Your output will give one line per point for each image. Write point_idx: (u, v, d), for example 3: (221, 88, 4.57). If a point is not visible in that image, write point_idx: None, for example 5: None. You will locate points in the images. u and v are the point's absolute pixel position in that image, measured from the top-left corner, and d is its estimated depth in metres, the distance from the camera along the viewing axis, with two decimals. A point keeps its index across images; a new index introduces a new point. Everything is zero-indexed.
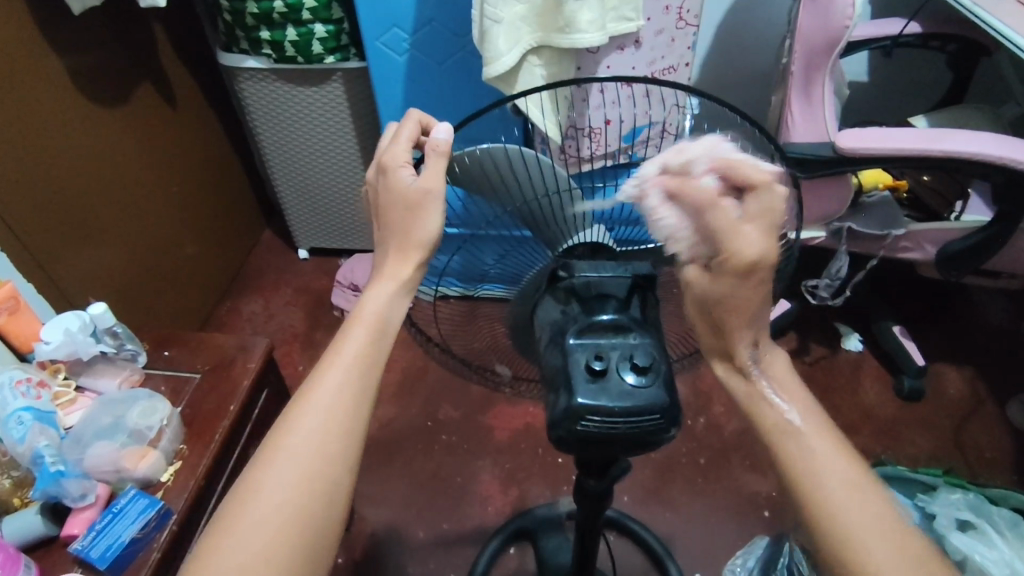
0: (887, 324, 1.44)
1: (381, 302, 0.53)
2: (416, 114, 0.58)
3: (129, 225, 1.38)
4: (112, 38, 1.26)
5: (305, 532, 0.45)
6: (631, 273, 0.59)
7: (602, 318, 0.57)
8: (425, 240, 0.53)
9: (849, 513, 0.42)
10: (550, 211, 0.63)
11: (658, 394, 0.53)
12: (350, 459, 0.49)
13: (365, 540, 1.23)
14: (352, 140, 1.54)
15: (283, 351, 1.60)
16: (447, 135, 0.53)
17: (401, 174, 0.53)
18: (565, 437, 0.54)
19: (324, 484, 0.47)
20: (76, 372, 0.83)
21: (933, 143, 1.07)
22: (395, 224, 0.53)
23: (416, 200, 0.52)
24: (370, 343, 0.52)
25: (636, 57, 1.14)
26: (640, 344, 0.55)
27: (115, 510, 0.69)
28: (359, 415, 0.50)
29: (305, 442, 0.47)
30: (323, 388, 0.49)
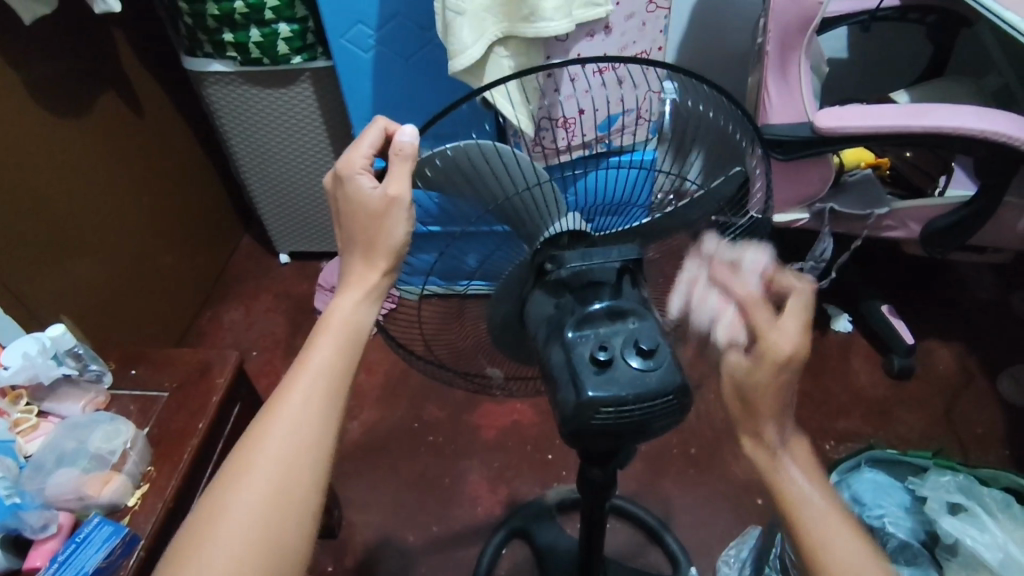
0: (875, 303, 1.42)
1: (348, 310, 0.50)
2: (382, 118, 0.52)
3: (98, 239, 1.34)
4: (67, 48, 1.23)
5: (274, 554, 0.44)
6: (619, 257, 0.55)
7: (596, 307, 0.54)
8: (391, 247, 0.50)
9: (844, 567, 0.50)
10: (528, 207, 0.56)
11: (670, 374, 0.51)
12: (316, 478, 0.46)
13: (354, 548, 1.22)
14: (325, 141, 1.51)
15: (266, 358, 1.57)
16: (411, 139, 0.48)
17: (360, 181, 0.50)
18: (577, 432, 0.52)
19: (291, 506, 0.45)
20: (38, 397, 0.80)
21: (916, 118, 1.05)
22: (358, 232, 0.50)
23: (381, 207, 0.49)
24: (338, 355, 0.49)
25: (606, 43, 1.11)
26: (643, 326, 0.53)
27: (78, 539, 0.66)
28: (325, 431, 0.47)
29: (270, 462, 0.45)
30: (286, 407, 0.47)
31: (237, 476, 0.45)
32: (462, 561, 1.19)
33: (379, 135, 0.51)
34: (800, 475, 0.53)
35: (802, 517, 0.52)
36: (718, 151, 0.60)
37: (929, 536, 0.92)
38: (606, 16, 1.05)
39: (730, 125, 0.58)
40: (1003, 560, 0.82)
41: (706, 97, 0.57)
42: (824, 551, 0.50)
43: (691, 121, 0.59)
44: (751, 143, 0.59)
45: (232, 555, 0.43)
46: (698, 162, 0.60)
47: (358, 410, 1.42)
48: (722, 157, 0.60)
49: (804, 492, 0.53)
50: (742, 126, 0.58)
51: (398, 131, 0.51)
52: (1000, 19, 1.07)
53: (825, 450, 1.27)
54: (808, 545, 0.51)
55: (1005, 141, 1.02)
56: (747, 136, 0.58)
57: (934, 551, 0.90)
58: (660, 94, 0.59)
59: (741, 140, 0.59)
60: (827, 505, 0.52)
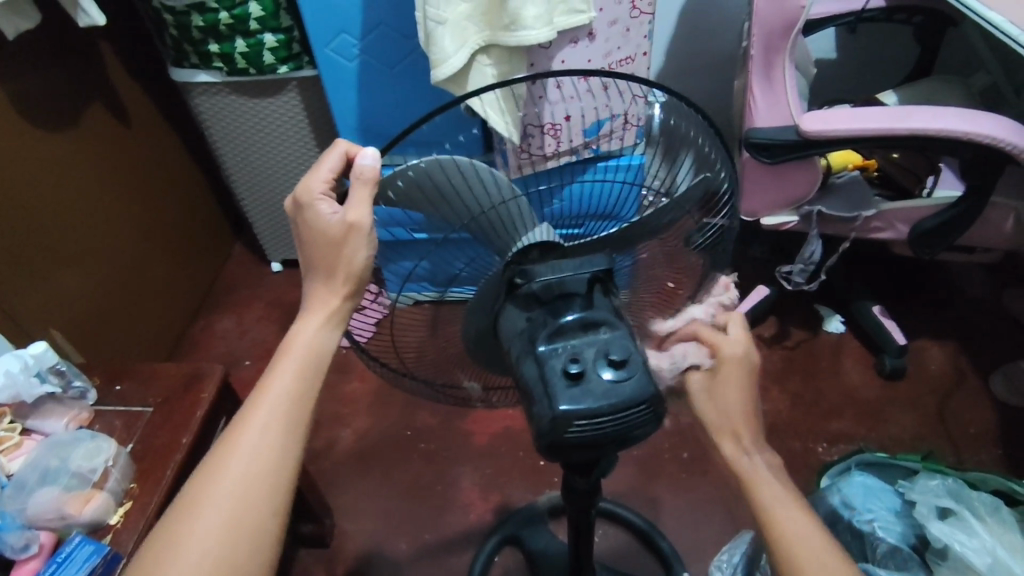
0: (866, 303, 1.41)
1: (312, 332, 0.50)
2: (342, 143, 0.52)
3: (87, 251, 1.34)
4: (52, 62, 1.23)
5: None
6: (591, 268, 0.56)
7: (569, 319, 0.54)
8: (354, 269, 0.50)
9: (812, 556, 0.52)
10: (501, 223, 0.55)
11: (644, 383, 0.51)
12: (281, 500, 0.47)
13: (347, 557, 1.21)
14: (313, 149, 1.51)
15: (258, 367, 1.57)
16: (372, 162, 0.48)
17: (320, 208, 0.50)
18: (551, 446, 0.51)
19: (257, 528, 0.45)
20: (22, 415, 0.80)
21: (898, 121, 1.04)
22: (320, 258, 0.50)
23: (339, 234, 0.49)
24: (302, 374, 0.50)
25: (591, 50, 1.11)
26: (615, 337, 0.53)
27: (59, 558, 0.66)
28: (290, 451, 0.48)
29: (235, 485, 0.46)
30: (250, 429, 0.47)
31: (201, 500, 0.45)
32: (454, 568, 1.19)
33: (338, 160, 0.51)
34: (776, 481, 0.57)
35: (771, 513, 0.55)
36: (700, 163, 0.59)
37: (920, 540, 0.91)
38: (589, 23, 1.05)
39: (707, 145, 0.58)
40: (991, 565, 0.81)
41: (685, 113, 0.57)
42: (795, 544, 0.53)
43: (672, 129, 0.58)
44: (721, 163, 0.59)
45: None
46: (685, 168, 0.60)
47: (351, 418, 1.42)
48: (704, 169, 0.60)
49: (776, 492, 0.56)
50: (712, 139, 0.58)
51: (358, 154, 0.51)
52: (984, 20, 1.07)
53: (817, 453, 1.27)
54: (775, 536, 0.54)
55: (989, 142, 1.01)
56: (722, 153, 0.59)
57: (924, 556, 0.89)
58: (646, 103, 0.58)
59: (709, 151, 0.59)
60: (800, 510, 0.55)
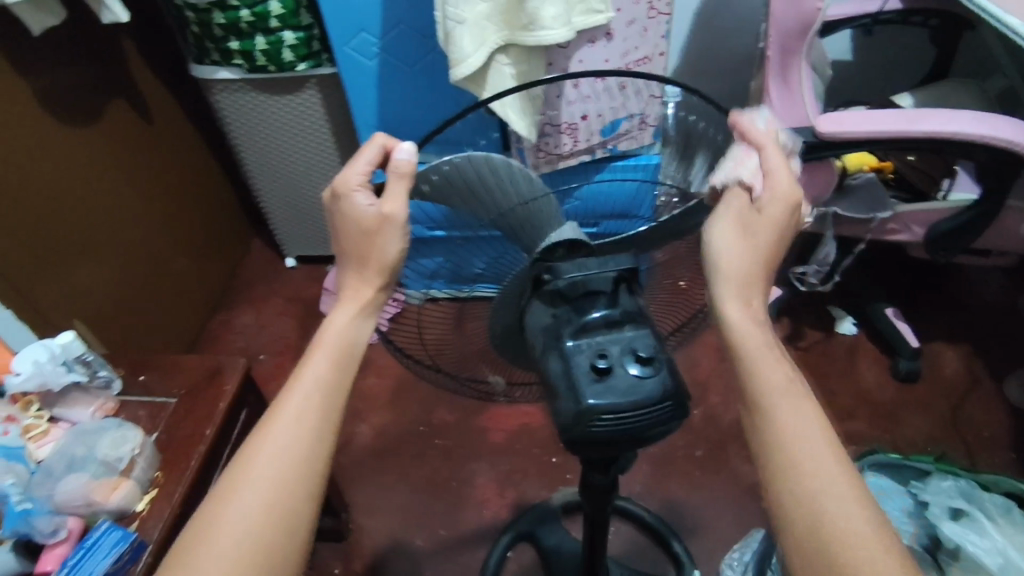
0: (880, 305, 1.42)
1: (344, 325, 0.53)
2: (379, 137, 0.53)
3: (109, 245, 1.36)
4: (78, 58, 1.25)
5: (268, 562, 0.45)
6: (615, 267, 0.55)
7: (595, 316, 0.54)
8: (384, 261, 0.53)
9: (818, 472, 0.46)
10: (525, 222, 0.56)
11: (666, 383, 0.52)
12: (314, 488, 0.48)
13: (362, 552, 1.23)
14: (331, 146, 1.53)
15: (274, 362, 1.58)
16: (408, 155, 0.50)
17: (355, 198, 0.52)
18: (576, 440, 0.52)
19: (287, 514, 0.46)
20: (49, 403, 0.82)
21: (912, 124, 1.04)
22: (351, 248, 0.53)
23: (373, 226, 0.52)
24: (333, 367, 0.51)
25: (609, 49, 1.12)
26: (638, 335, 0.53)
27: (87, 544, 0.68)
28: (321, 441, 0.49)
29: (268, 469, 0.47)
30: (282, 418, 0.48)
31: (234, 484, 0.47)
32: (470, 563, 1.20)
33: (377, 153, 0.53)
34: (782, 367, 0.52)
35: (776, 403, 0.49)
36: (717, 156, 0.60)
37: (932, 541, 0.91)
38: (607, 23, 1.05)
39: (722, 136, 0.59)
40: (1002, 564, 0.82)
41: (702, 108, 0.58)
42: (795, 442, 0.48)
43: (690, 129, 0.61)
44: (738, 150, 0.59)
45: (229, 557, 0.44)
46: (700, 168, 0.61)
47: (366, 413, 1.43)
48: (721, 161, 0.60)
49: (778, 380, 0.51)
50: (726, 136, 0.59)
51: (396, 147, 0.52)
52: (1001, 22, 1.07)
53: None
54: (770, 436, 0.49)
55: (1008, 146, 1.02)
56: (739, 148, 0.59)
57: (936, 556, 0.89)
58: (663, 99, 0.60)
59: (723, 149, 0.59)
60: (808, 404, 0.50)
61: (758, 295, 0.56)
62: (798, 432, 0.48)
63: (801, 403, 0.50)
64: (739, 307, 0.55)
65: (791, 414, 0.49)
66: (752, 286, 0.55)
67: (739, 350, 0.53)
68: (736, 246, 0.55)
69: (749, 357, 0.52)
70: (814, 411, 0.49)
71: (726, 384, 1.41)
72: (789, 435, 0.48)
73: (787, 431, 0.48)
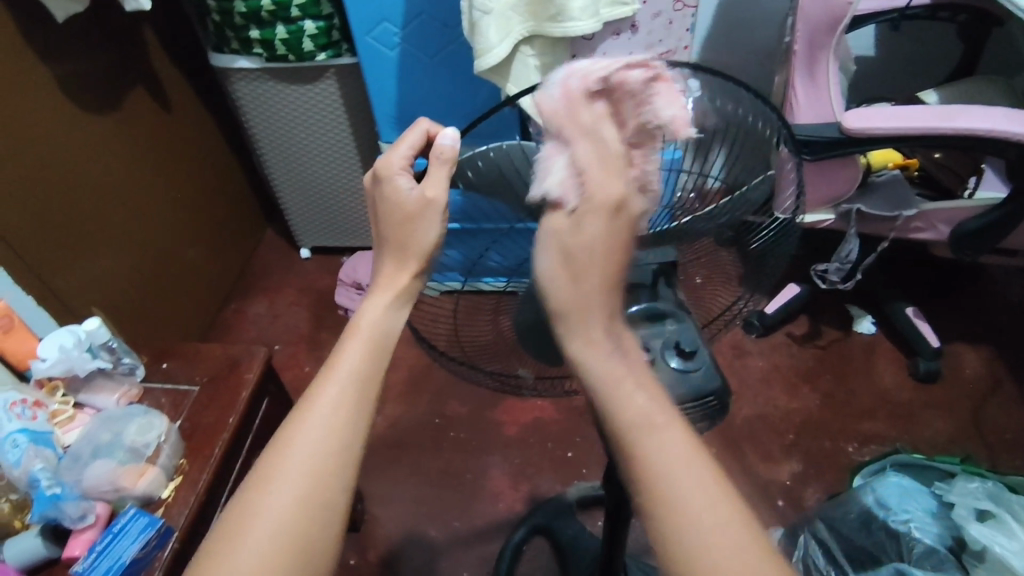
0: (900, 305, 1.40)
1: (379, 313, 0.52)
2: (423, 122, 0.56)
3: (127, 233, 1.36)
4: (100, 46, 1.25)
5: (304, 557, 0.44)
6: (659, 259, 0.57)
7: (634, 310, 0.54)
8: (423, 249, 0.53)
9: (686, 506, 0.39)
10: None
11: (710, 376, 0.52)
12: (345, 482, 0.47)
13: (377, 542, 1.23)
14: (348, 137, 1.52)
15: (288, 353, 1.59)
16: (451, 141, 0.52)
17: (398, 181, 0.54)
18: None
19: (323, 507, 0.45)
20: (74, 389, 0.83)
21: (943, 121, 1.03)
22: (391, 235, 0.54)
23: (414, 211, 0.53)
24: (368, 356, 0.51)
25: (633, 42, 1.11)
26: (682, 328, 0.53)
27: (116, 529, 0.69)
28: (353, 432, 0.48)
29: (301, 461, 0.46)
30: (316, 408, 0.48)
31: (269, 477, 0.46)
32: (484, 557, 1.20)
33: (419, 138, 0.55)
34: (638, 395, 0.43)
35: (643, 443, 0.41)
36: (743, 136, 0.60)
37: (956, 542, 0.90)
38: (633, 15, 1.04)
39: (761, 122, 0.59)
40: None
41: (727, 87, 0.57)
42: (673, 485, 0.39)
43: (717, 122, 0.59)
44: (773, 124, 0.58)
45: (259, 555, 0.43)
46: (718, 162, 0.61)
47: (381, 405, 1.43)
48: (752, 142, 0.60)
49: (636, 407, 0.43)
50: (768, 119, 0.58)
51: (438, 133, 0.56)
52: None
53: (847, 453, 1.26)
54: (643, 472, 0.41)
55: None
56: (773, 125, 0.58)
57: (960, 558, 0.88)
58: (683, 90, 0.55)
59: (764, 131, 0.59)
60: (673, 427, 0.42)
61: (605, 320, 0.46)
62: (666, 460, 0.41)
63: (665, 427, 0.42)
64: (587, 343, 0.46)
65: (656, 442, 0.41)
66: (598, 315, 0.46)
67: (595, 391, 0.44)
68: (565, 281, 0.46)
69: (606, 395, 0.44)
70: (681, 432, 0.42)
71: (743, 381, 1.40)
72: (655, 467, 0.40)
73: (654, 463, 0.41)
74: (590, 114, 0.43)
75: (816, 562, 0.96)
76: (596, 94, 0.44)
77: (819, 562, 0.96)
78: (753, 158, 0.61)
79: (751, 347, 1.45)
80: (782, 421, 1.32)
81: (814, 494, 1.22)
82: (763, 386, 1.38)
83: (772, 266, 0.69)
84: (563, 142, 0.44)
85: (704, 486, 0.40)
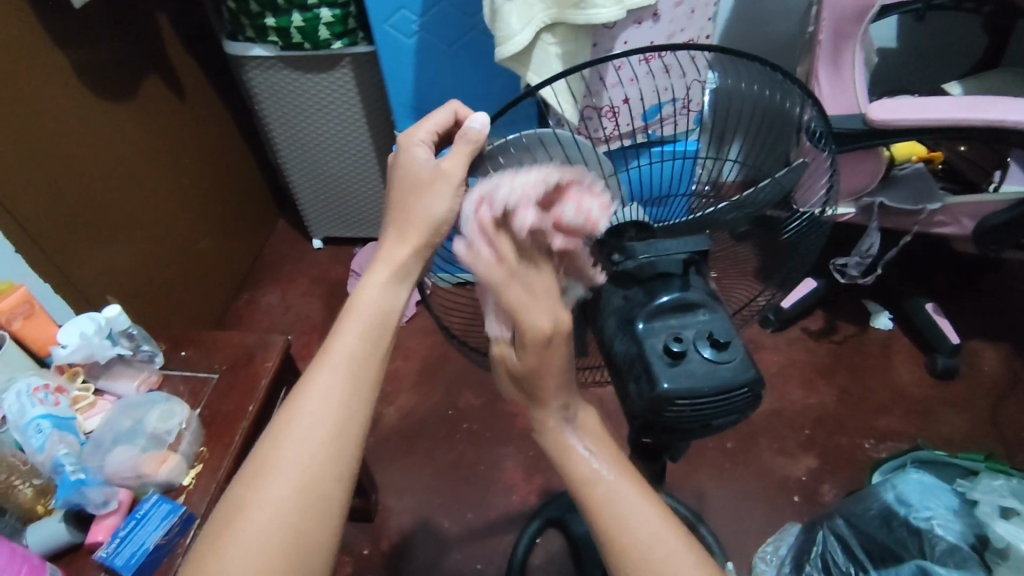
0: (919, 301, 1.39)
1: (378, 293, 0.52)
2: (454, 104, 0.57)
3: (141, 221, 1.36)
4: (115, 32, 1.24)
5: (302, 547, 0.44)
6: (687, 249, 0.55)
7: (664, 300, 0.53)
8: (428, 220, 0.52)
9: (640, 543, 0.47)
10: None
11: (744, 368, 0.50)
12: (344, 468, 0.47)
13: (390, 533, 1.23)
14: (362, 127, 1.51)
15: (301, 343, 1.59)
16: (480, 125, 0.51)
17: (416, 152, 0.53)
18: (651, 422, 0.52)
19: (326, 491, 0.46)
20: (94, 375, 0.83)
21: (973, 112, 1.01)
22: (399, 205, 0.53)
23: (428, 178, 0.52)
24: (364, 339, 0.50)
25: (654, 31, 1.09)
26: (713, 319, 0.53)
27: (138, 516, 0.69)
28: (351, 416, 0.48)
29: (304, 446, 0.46)
30: (312, 394, 0.48)
31: (271, 460, 0.46)
32: (497, 548, 1.20)
33: (448, 118, 0.56)
34: (588, 454, 0.51)
35: (590, 495, 0.49)
36: (767, 121, 0.61)
37: (979, 540, 0.88)
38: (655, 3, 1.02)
39: (788, 102, 0.59)
40: None
41: (762, 72, 0.59)
42: (618, 529, 0.47)
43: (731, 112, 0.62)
44: (801, 101, 0.58)
45: (260, 545, 0.43)
46: (734, 154, 0.62)
47: (394, 396, 1.43)
48: (777, 128, 0.61)
49: (587, 469, 0.50)
50: (794, 97, 0.58)
51: (467, 115, 0.56)
52: None
53: (864, 449, 1.25)
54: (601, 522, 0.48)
55: None
56: (798, 100, 0.58)
57: (983, 555, 0.87)
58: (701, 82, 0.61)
59: (789, 105, 0.59)
60: (617, 476, 0.50)
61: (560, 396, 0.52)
62: (618, 509, 0.48)
63: (613, 477, 0.50)
64: (547, 421, 0.52)
65: (607, 493, 0.49)
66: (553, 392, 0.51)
67: (557, 458, 0.52)
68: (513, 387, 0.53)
69: (564, 462, 0.51)
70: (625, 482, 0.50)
71: None
72: (609, 517, 0.48)
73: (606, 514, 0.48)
74: (499, 248, 0.45)
75: (836, 559, 0.94)
76: (497, 223, 0.45)
77: (840, 559, 0.94)
78: (774, 149, 0.62)
79: (767, 341, 1.44)
80: (798, 416, 1.31)
81: (830, 489, 1.21)
82: (778, 380, 1.37)
83: (794, 265, 0.68)
84: (483, 287, 0.47)
85: (651, 522, 0.48)
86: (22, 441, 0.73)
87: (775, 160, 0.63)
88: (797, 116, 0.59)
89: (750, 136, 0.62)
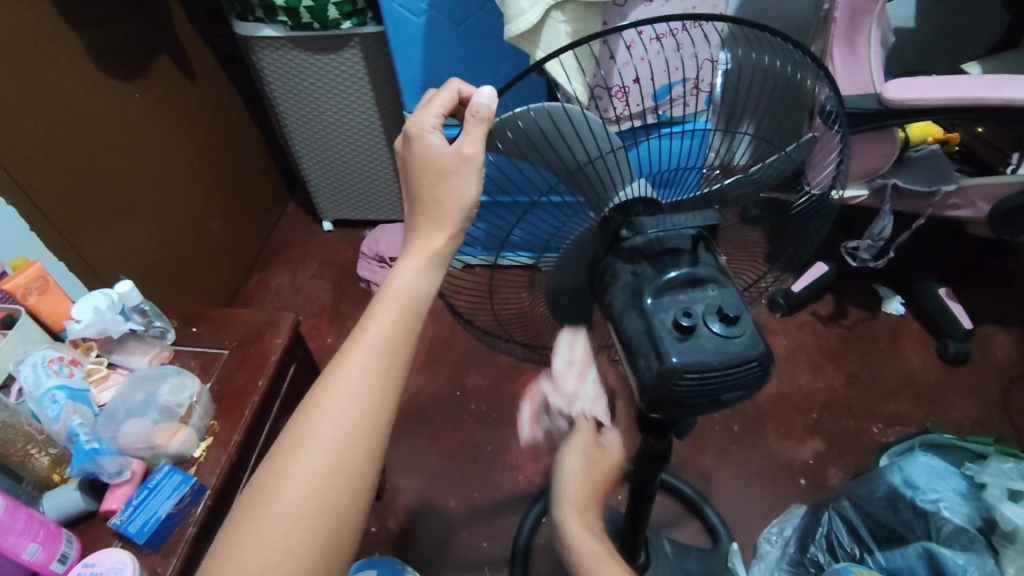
0: (931, 286, 1.37)
1: (411, 278, 0.51)
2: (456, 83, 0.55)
3: (153, 202, 1.37)
4: (128, 14, 1.24)
5: (329, 525, 0.46)
6: (695, 224, 0.55)
7: (673, 275, 0.53)
8: (459, 207, 0.51)
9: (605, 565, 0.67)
10: (596, 178, 0.56)
11: (754, 342, 0.51)
12: (373, 452, 0.48)
13: (398, 510, 1.25)
14: (371, 107, 1.51)
15: (310, 324, 1.60)
16: (488, 101, 0.49)
17: (429, 140, 0.52)
18: (659, 400, 0.51)
19: (356, 470, 0.47)
20: (107, 350, 0.85)
21: (990, 91, 0.99)
22: (422, 191, 0.52)
23: (450, 164, 0.50)
24: (398, 324, 0.50)
25: (666, 9, 1.08)
26: (723, 294, 0.52)
27: (151, 485, 0.71)
28: (383, 401, 0.49)
29: (336, 430, 0.47)
30: (344, 376, 0.48)
31: (303, 440, 0.47)
32: (503, 527, 1.21)
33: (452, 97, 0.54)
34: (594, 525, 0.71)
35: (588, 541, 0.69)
36: (782, 96, 0.59)
37: (985, 523, 0.88)
38: None
39: (801, 74, 0.57)
40: None
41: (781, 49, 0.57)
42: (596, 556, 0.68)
43: (737, 99, 0.59)
44: (813, 75, 0.56)
45: (291, 524, 0.45)
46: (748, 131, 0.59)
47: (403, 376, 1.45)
48: (789, 102, 0.59)
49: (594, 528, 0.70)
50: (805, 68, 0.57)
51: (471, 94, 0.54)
52: None
53: (871, 433, 1.25)
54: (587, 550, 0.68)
55: None
56: (811, 74, 0.57)
57: (990, 538, 0.86)
58: (712, 61, 0.60)
59: (802, 79, 0.57)
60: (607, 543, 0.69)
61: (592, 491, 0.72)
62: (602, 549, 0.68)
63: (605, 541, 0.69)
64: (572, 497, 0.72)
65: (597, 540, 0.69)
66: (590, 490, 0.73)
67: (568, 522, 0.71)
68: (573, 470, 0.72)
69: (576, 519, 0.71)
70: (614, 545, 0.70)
71: None
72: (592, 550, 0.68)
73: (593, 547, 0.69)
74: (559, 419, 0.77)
75: (840, 540, 0.95)
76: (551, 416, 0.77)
77: (843, 539, 0.95)
78: (785, 125, 0.60)
79: (774, 325, 1.44)
80: (804, 399, 1.31)
81: (836, 473, 1.21)
82: (785, 363, 1.37)
83: (802, 241, 0.67)
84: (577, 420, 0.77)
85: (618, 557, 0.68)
86: (38, 411, 0.75)
87: (787, 135, 0.60)
88: (808, 89, 0.58)
89: (760, 116, 0.59)
